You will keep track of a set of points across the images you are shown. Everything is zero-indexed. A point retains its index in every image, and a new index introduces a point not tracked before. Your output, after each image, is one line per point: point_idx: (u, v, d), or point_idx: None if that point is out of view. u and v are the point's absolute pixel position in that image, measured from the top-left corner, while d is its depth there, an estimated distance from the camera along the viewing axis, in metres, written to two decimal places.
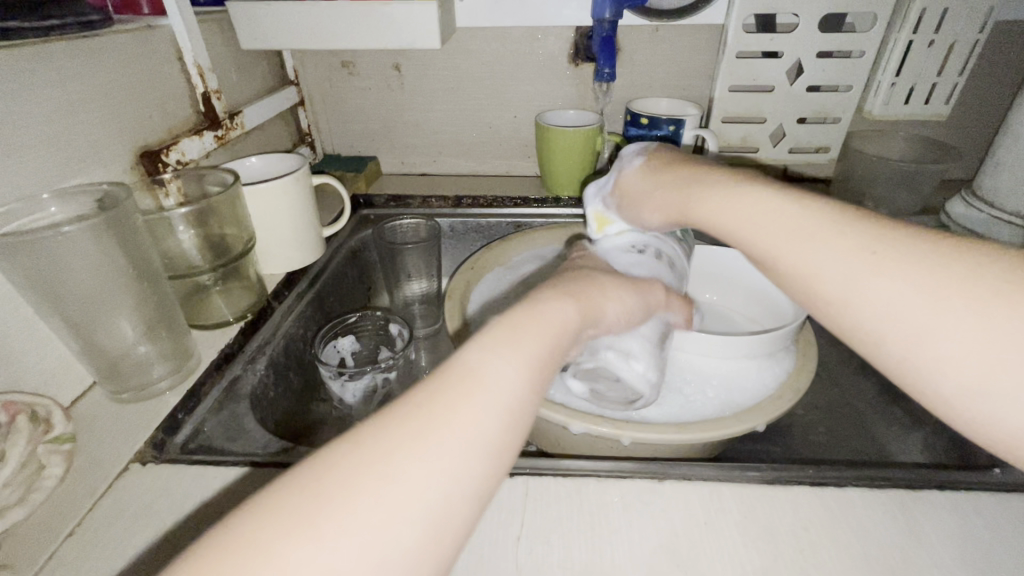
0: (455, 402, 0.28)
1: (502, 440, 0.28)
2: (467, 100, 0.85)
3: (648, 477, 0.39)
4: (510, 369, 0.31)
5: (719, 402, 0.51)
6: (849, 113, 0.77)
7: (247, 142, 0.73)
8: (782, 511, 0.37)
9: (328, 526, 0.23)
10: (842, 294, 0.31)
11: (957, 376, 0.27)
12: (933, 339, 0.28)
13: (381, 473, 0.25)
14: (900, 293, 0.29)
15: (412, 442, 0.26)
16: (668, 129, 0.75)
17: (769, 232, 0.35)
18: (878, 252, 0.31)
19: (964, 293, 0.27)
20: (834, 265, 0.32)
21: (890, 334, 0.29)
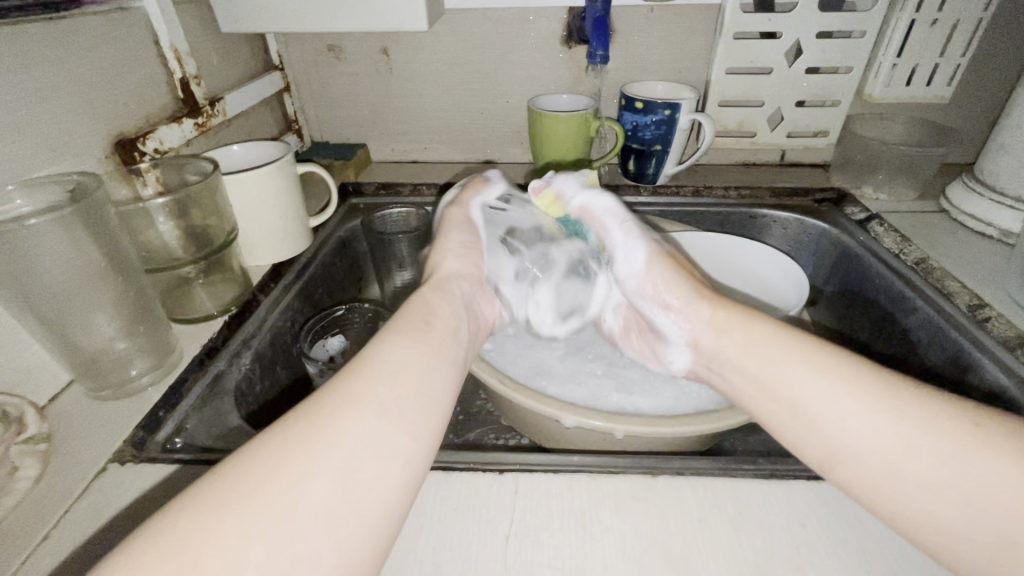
0: (360, 396, 0.30)
1: (406, 413, 0.31)
2: (457, 84, 0.83)
3: (641, 472, 0.38)
4: (409, 357, 0.34)
5: (715, 394, 0.50)
6: (850, 95, 0.75)
7: (230, 130, 0.70)
8: (778, 507, 0.36)
9: (293, 476, 0.26)
10: (836, 450, 0.33)
11: (967, 514, 0.29)
12: (978, 489, 0.29)
13: (302, 453, 0.27)
14: (923, 443, 0.31)
15: (327, 425, 0.28)
16: (664, 113, 0.73)
17: (782, 373, 0.36)
18: (889, 399, 0.33)
19: (975, 440, 0.30)
20: (870, 423, 0.32)
21: (890, 486, 0.31)
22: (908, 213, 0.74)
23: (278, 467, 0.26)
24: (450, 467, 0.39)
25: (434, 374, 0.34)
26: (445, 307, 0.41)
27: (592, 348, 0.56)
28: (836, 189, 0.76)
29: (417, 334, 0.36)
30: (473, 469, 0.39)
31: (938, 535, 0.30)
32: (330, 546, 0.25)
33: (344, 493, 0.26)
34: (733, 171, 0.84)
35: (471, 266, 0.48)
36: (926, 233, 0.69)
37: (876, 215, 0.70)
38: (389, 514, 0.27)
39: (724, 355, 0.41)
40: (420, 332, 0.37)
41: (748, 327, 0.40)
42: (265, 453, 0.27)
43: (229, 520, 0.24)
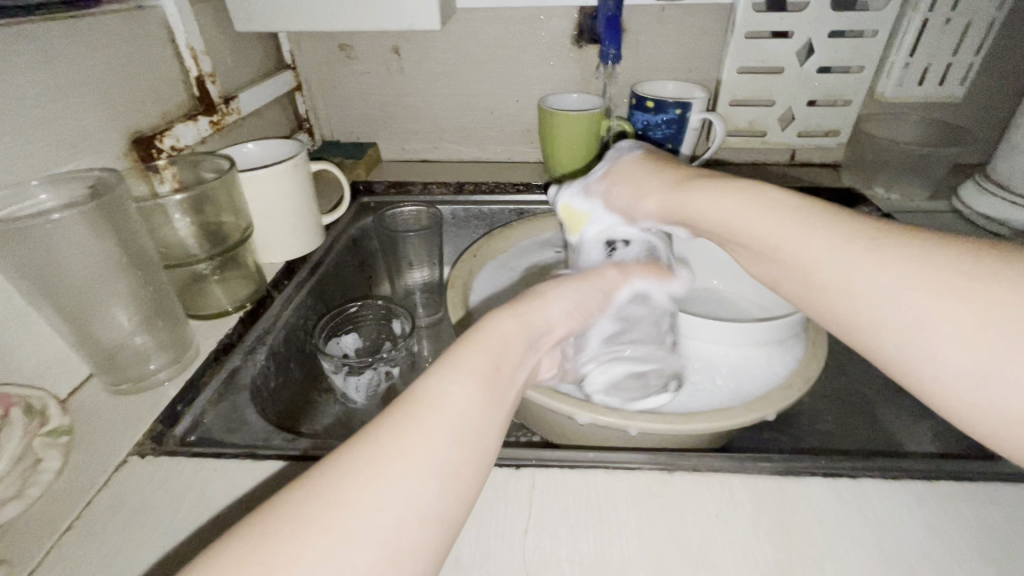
0: (406, 447, 0.27)
1: (455, 468, 0.27)
2: (468, 83, 0.83)
3: (656, 468, 0.38)
4: (464, 397, 0.30)
5: (727, 391, 0.50)
6: (861, 94, 0.75)
7: (243, 128, 0.71)
8: (795, 503, 0.36)
9: (333, 537, 0.23)
10: (829, 298, 0.32)
11: (947, 371, 0.27)
12: (932, 332, 0.28)
13: (338, 512, 0.24)
14: (895, 294, 0.29)
15: (366, 479, 0.25)
16: (674, 112, 0.73)
17: (768, 224, 0.35)
18: (870, 249, 0.31)
19: (954, 290, 0.27)
20: (854, 270, 0.31)
21: (882, 327, 0.30)
22: (919, 213, 0.74)
23: (311, 527, 0.23)
24: None
25: (490, 419, 0.30)
26: (512, 331, 0.36)
27: None
28: (847, 188, 0.76)
29: (479, 370, 0.32)
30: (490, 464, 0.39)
31: (944, 393, 0.28)
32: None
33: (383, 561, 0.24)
34: (743, 170, 0.84)
35: (569, 323, 0.41)
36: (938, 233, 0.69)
37: (887, 214, 0.70)
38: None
39: (693, 222, 0.41)
40: (477, 367, 0.32)
41: (724, 199, 0.38)
42: (298, 503, 0.24)
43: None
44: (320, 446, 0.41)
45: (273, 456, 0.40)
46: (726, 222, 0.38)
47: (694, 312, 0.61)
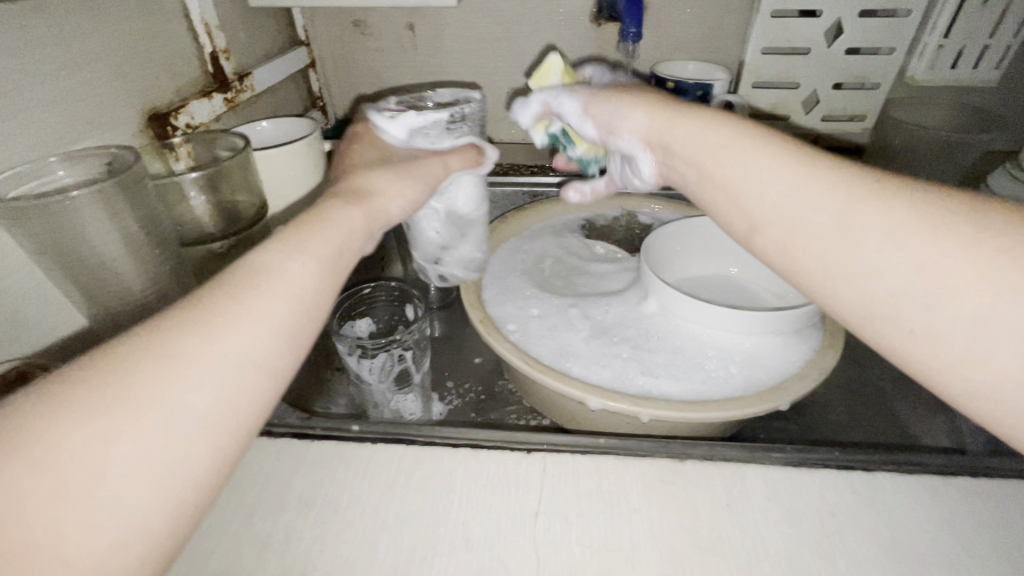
0: (201, 341, 0.25)
1: (265, 359, 0.26)
2: (483, 62, 0.82)
3: (668, 456, 0.38)
4: (304, 275, 0.30)
5: (742, 379, 0.49)
6: (890, 76, 0.72)
7: (257, 106, 0.70)
8: (808, 495, 0.36)
9: (120, 432, 0.22)
10: (815, 247, 0.30)
11: (947, 328, 0.26)
12: (934, 289, 0.26)
13: (98, 412, 0.22)
14: (887, 239, 0.27)
15: (134, 379, 0.23)
16: (695, 94, 0.71)
17: (768, 185, 0.32)
18: (865, 204, 0.29)
19: (959, 245, 0.26)
20: (839, 223, 0.29)
21: (869, 283, 0.28)
22: None
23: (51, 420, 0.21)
24: (480, 446, 0.39)
25: (309, 297, 0.29)
26: (355, 220, 0.36)
27: (616, 330, 0.57)
28: None
29: (325, 253, 0.32)
30: (502, 448, 0.39)
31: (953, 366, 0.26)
32: (145, 506, 0.22)
33: (173, 462, 0.23)
34: None
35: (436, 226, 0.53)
36: None
37: None
38: (225, 472, 0.25)
39: (675, 152, 0.38)
40: (324, 251, 0.32)
41: (733, 147, 0.34)
42: (60, 403, 0.22)
43: (16, 485, 0.20)
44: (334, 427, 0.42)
45: (286, 434, 0.41)
46: (703, 151, 0.36)
47: (709, 298, 0.60)
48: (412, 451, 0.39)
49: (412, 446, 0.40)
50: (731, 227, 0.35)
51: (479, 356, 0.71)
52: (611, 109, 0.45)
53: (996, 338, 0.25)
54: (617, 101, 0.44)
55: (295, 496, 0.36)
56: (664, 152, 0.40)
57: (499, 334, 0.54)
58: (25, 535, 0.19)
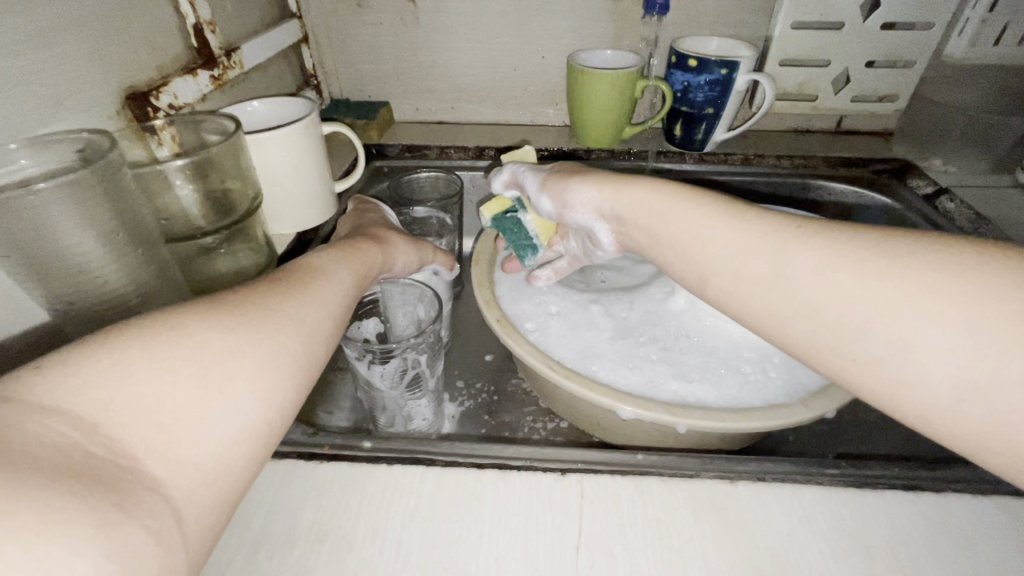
0: (267, 318, 0.28)
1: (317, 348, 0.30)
2: (490, 37, 0.76)
3: (717, 477, 0.35)
4: (344, 275, 0.37)
5: (782, 384, 0.46)
6: (926, 55, 0.68)
7: (247, 85, 0.65)
8: (873, 520, 0.33)
9: (218, 362, 0.24)
10: (761, 291, 0.32)
11: (896, 354, 0.27)
12: (875, 314, 0.28)
13: (185, 353, 0.23)
14: (822, 274, 0.30)
15: (214, 331, 0.25)
16: (718, 73, 0.66)
17: (710, 239, 0.35)
18: (796, 246, 0.31)
19: (912, 277, 0.27)
20: (784, 269, 0.31)
21: (824, 316, 0.30)
22: (975, 190, 0.69)
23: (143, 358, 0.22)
24: (509, 466, 0.36)
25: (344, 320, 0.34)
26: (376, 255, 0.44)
27: (642, 330, 0.53)
28: (897, 159, 0.71)
29: (358, 268, 0.40)
30: (534, 469, 0.36)
31: (915, 396, 0.27)
32: (213, 450, 0.22)
33: (244, 415, 0.24)
34: (783, 138, 0.79)
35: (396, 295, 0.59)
36: (1000, 212, 0.64)
37: (943, 189, 0.65)
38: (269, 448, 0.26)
39: (629, 220, 0.40)
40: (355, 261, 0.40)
41: (668, 201, 0.38)
42: (166, 331, 0.23)
43: (134, 389, 0.21)
44: (346, 445, 0.38)
45: (293, 455, 0.37)
46: (656, 219, 0.38)
47: None
48: (432, 474, 0.36)
49: (432, 467, 0.36)
50: (685, 281, 0.37)
51: (490, 353, 0.68)
52: (562, 183, 0.46)
53: (951, 359, 0.26)
54: (566, 176, 0.46)
55: (305, 529, 0.33)
56: (625, 223, 0.41)
57: (519, 335, 0.50)
58: (124, 453, 0.20)
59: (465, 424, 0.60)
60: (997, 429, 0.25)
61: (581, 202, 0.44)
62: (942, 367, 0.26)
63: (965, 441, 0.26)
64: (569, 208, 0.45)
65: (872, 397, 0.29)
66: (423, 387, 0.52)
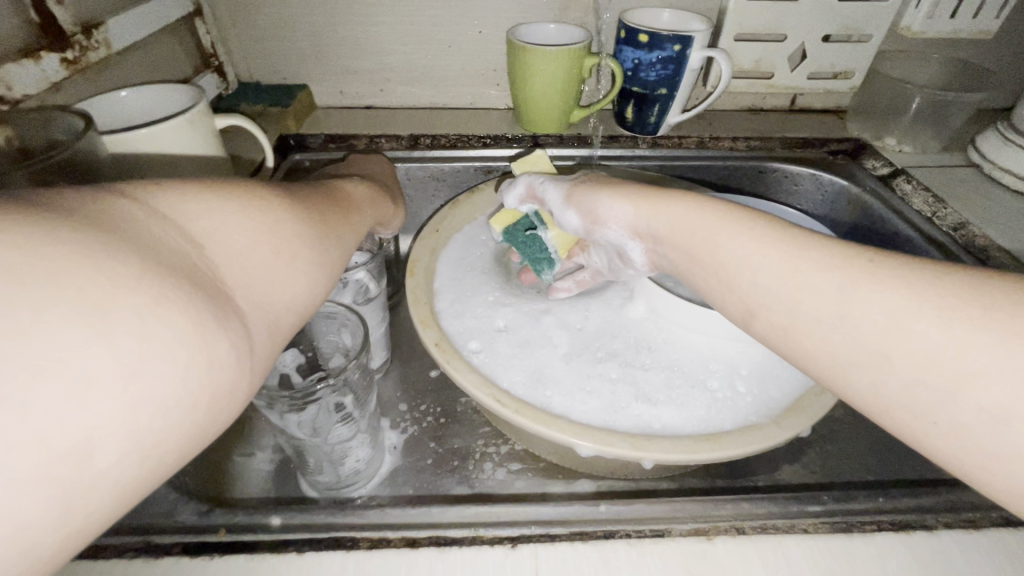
0: (287, 217, 0.27)
1: (283, 322, 0.25)
2: (417, 9, 0.67)
3: (691, 532, 0.30)
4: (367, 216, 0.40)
5: (753, 399, 0.42)
6: (883, 28, 0.65)
7: (120, 69, 0.54)
8: (863, 571, 0.29)
9: (281, 241, 0.26)
10: (816, 330, 0.28)
11: (994, 427, 0.22)
12: (964, 374, 0.23)
13: (247, 208, 0.25)
14: (896, 316, 0.25)
15: (281, 212, 0.27)
16: (672, 49, 0.60)
17: (751, 263, 0.30)
18: (866, 283, 0.26)
19: (1021, 337, 0.22)
20: (845, 307, 0.27)
21: (896, 367, 0.25)
22: (935, 168, 0.66)
23: (132, 299, 0.17)
24: (449, 539, 0.30)
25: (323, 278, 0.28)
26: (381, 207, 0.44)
27: (600, 343, 0.47)
28: (850, 139, 0.69)
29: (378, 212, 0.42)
30: (480, 541, 0.30)
31: (1015, 479, 0.22)
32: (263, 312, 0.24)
33: (177, 380, 0.18)
34: (738, 118, 0.74)
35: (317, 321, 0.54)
36: (959, 192, 0.62)
37: (897, 169, 0.64)
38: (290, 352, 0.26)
39: (662, 239, 0.36)
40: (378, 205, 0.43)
41: (703, 218, 0.33)
42: (236, 192, 0.25)
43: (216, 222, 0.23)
44: (247, 527, 0.31)
45: (176, 547, 0.30)
46: (690, 238, 0.33)
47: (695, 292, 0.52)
48: (355, 560, 0.29)
49: (356, 550, 0.30)
50: (726, 310, 0.32)
51: (436, 368, 0.62)
52: (590, 195, 0.41)
53: None
54: (594, 188, 0.41)
55: None
56: (653, 240, 0.37)
57: (459, 361, 0.43)
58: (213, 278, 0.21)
59: (409, 454, 0.53)
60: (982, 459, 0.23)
61: (611, 217, 0.39)
62: None
63: None
64: (597, 223, 0.40)
65: (952, 467, 0.24)
66: (354, 426, 0.45)
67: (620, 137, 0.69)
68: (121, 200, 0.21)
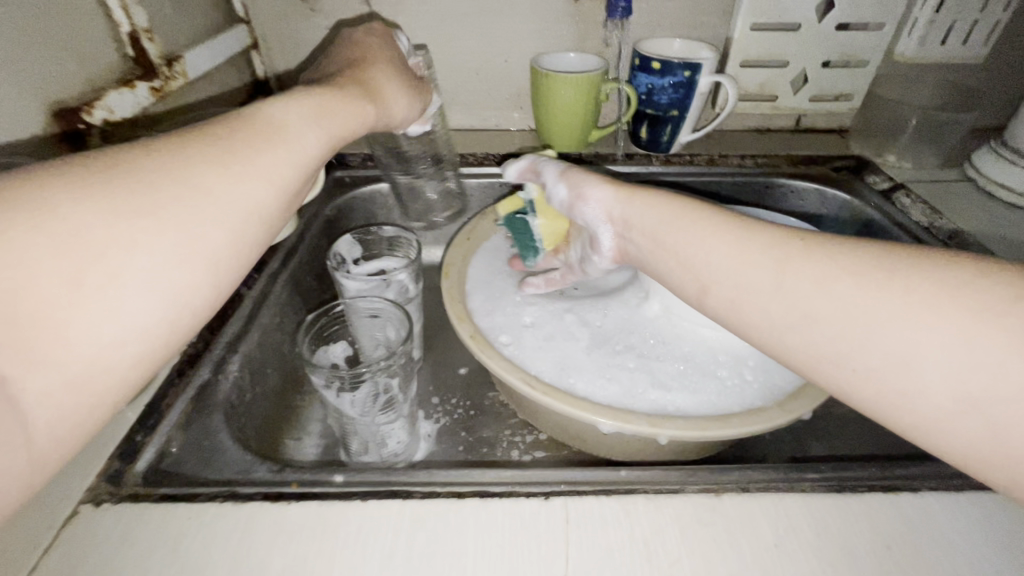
0: (173, 195, 0.26)
1: (188, 296, 0.27)
2: (450, 42, 0.74)
3: (702, 490, 0.34)
4: (308, 129, 0.35)
5: (760, 387, 0.46)
6: (879, 54, 0.70)
7: (192, 96, 0.61)
8: (855, 525, 0.33)
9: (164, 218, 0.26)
10: (760, 300, 0.32)
11: (891, 364, 0.27)
12: (872, 329, 0.28)
13: (116, 198, 0.25)
14: (821, 290, 0.30)
15: (160, 187, 0.26)
16: (682, 75, 0.67)
17: (707, 247, 0.35)
18: (798, 259, 0.31)
19: (922, 296, 0.27)
20: (784, 278, 0.31)
21: (823, 329, 0.29)
22: (933, 183, 0.70)
23: None
24: (489, 493, 0.35)
25: (203, 277, 0.27)
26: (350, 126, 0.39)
27: (619, 338, 0.52)
28: (853, 156, 0.73)
29: (329, 119, 0.36)
30: (516, 495, 0.34)
31: (918, 412, 0.27)
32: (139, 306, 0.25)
33: (29, 407, 0.22)
34: (745, 137, 0.79)
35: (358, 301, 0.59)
36: (955, 205, 0.66)
37: (897, 184, 0.67)
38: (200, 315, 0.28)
39: (636, 227, 0.41)
40: (329, 117, 0.37)
41: (665, 208, 0.39)
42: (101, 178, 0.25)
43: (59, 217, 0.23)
44: (316, 481, 0.36)
45: (256, 495, 0.35)
46: (660, 226, 0.38)
47: None
48: (410, 508, 0.34)
49: (409, 501, 0.34)
50: (685, 291, 0.37)
51: (465, 366, 0.66)
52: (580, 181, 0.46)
53: (961, 384, 0.25)
54: (583, 177, 0.46)
55: None
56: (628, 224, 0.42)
57: (492, 350, 0.48)
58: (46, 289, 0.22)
59: (442, 442, 0.58)
60: (986, 439, 0.25)
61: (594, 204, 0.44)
62: (934, 380, 0.26)
63: (1002, 478, 0.25)
64: (583, 201, 0.45)
65: (872, 413, 0.29)
66: (397, 408, 0.50)
67: (635, 155, 0.74)
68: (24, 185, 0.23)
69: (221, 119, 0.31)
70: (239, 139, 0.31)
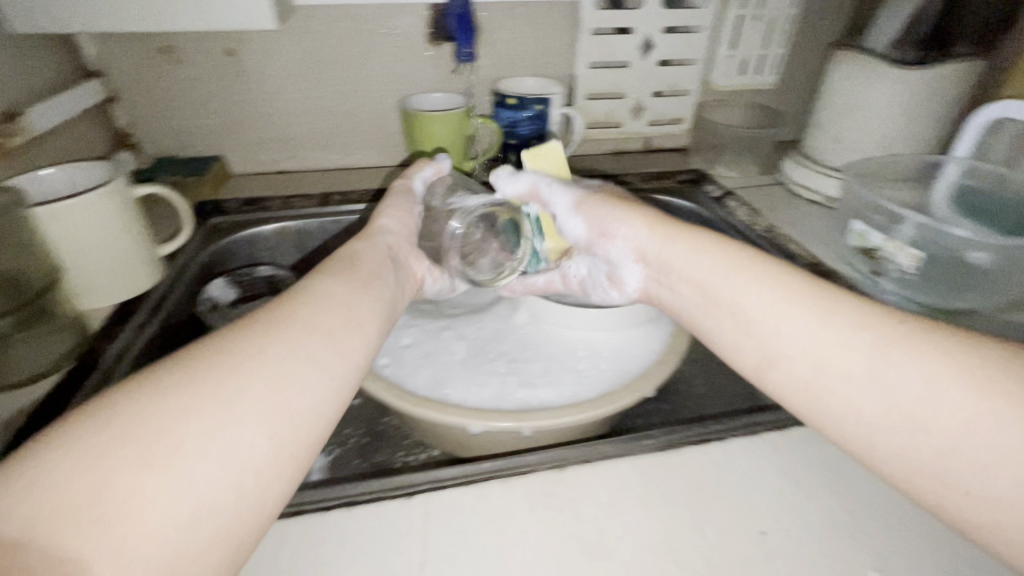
0: (228, 408, 0.26)
1: (251, 482, 0.26)
2: (320, 87, 0.77)
3: (550, 467, 0.39)
4: (320, 308, 0.34)
5: (612, 374, 0.52)
6: (696, 84, 0.84)
7: (38, 151, 0.59)
8: (675, 475, 0.38)
9: (210, 429, 0.25)
10: (823, 378, 0.32)
11: (949, 449, 0.28)
12: (922, 405, 0.29)
13: (197, 425, 0.25)
14: (887, 359, 0.30)
15: (214, 381, 0.27)
16: (537, 108, 0.74)
17: (777, 313, 0.35)
18: (885, 342, 0.31)
19: (966, 379, 0.28)
20: (818, 352, 0.33)
21: (830, 382, 0.32)
22: (754, 187, 0.83)
23: (86, 544, 0.21)
24: (354, 501, 0.37)
25: (265, 438, 0.27)
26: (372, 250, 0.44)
27: (491, 347, 0.56)
28: (692, 170, 0.84)
29: (319, 323, 0.32)
30: (381, 498, 0.37)
31: (963, 495, 0.27)
32: (222, 504, 0.25)
33: None
34: (604, 159, 0.89)
35: None
36: (771, 204, 0.78)
37: (726, 191, 0.79)
38: (266, 508, 0.27)
39: (675, 267, 0.41)
40: (347, 281, 0.38)
41: (709, 257, 0.40)
42: (145, 399, 0.25)
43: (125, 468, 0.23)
44: None
45: None
46: (706, 282, 0.39)
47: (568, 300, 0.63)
48: (275, 528, 0.35)
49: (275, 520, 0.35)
50: (743, 362, 0.37)
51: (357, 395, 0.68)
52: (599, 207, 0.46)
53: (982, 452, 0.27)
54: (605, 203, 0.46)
55: None
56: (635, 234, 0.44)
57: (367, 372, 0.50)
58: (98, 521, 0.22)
59: (335, 472, 0.58)
60: (985, 473, 0.27)
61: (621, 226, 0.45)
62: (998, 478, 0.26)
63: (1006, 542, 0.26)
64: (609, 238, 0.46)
65: (922, 489, 0.29)
66: None
67: None
68: (79, 415, 0.24)
69: (245, 316, 0.31)
70: (262, 326, 0.31)
